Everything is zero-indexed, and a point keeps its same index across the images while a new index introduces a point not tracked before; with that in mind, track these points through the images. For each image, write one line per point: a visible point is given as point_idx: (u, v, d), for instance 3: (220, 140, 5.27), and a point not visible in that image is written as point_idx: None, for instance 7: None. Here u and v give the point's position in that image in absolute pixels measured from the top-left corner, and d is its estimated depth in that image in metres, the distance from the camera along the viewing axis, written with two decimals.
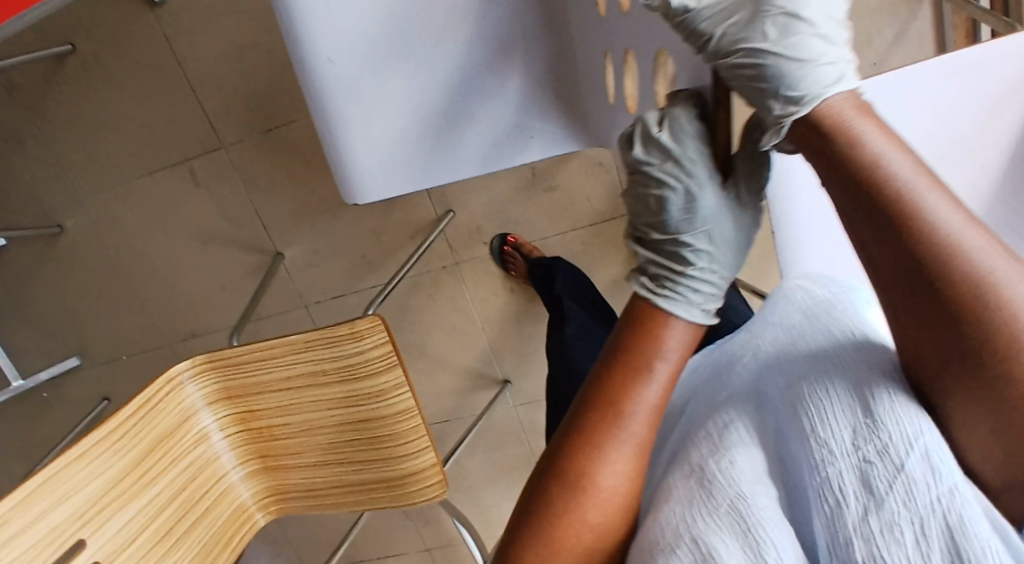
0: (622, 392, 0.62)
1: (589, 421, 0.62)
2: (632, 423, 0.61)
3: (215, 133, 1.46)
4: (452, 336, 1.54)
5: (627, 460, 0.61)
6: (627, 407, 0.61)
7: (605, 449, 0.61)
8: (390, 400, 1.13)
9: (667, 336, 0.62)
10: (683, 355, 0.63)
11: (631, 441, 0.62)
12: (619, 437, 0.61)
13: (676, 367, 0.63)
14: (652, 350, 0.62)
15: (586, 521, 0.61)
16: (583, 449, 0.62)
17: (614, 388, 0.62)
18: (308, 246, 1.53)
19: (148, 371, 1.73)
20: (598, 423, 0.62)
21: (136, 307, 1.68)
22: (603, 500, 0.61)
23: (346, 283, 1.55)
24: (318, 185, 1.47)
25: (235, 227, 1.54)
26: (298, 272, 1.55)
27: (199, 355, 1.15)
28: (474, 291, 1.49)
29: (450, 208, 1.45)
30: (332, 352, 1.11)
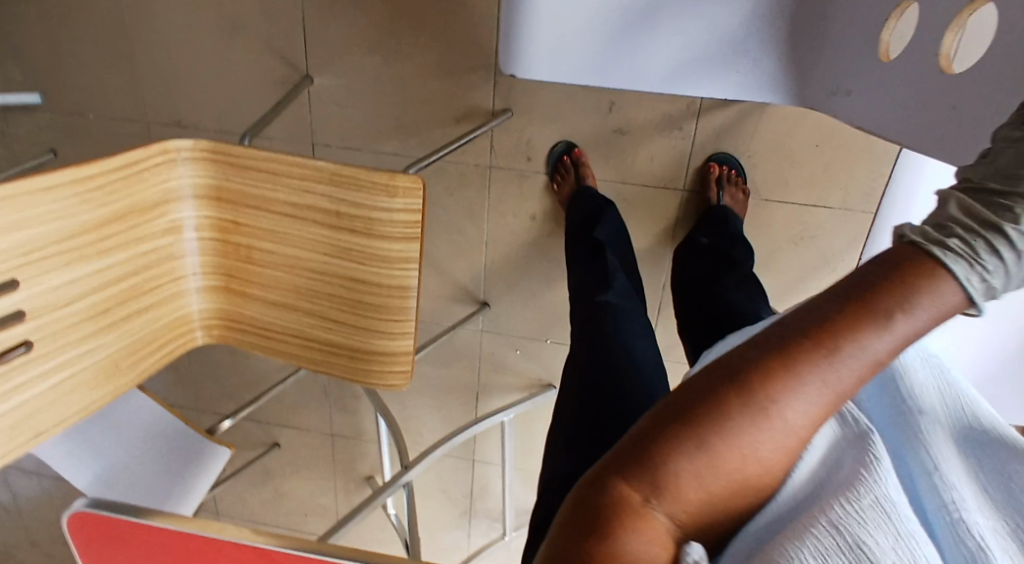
0: (836, 340, 0.53)
1: (792, 351, 0.54)
2: (836, 372, 0.53)
3: None
4: (454, 237, 1.43)
5: (811, 411, 0.54)
6: (832, 358, 0.53)
7: (796, 391, 0.53)
8: (393, 272, 1.03)
9: (940, 289, 0.52)
10: (939, 318, 0.53)
11: (835, 384, 0.54)
12: (814, 385, 0.53)
13: (924, 327, 0.53)
14: (911, 297, 0.52)
15: (745, 453, 0.54)
16: (774, 376, 0.54)
17: (839, 323, 0.54)
18: (342, 83, 1.37)
19: (111, 142, 1.54)
20: (795, 365, 0.54)
21: (125, 70, 1.47)
22: (766, 441, 0.54)
23: (367, 138, 1.40)
24: (383, 22, 1.30)
25: (271, 27, 1.35)
26: (322, 104, 1.39)
27: (205, 140, 1.01)
28: (496, 201, 1.38)
29: (510, 108, 1.31)
30: (356, 196, 0.99)
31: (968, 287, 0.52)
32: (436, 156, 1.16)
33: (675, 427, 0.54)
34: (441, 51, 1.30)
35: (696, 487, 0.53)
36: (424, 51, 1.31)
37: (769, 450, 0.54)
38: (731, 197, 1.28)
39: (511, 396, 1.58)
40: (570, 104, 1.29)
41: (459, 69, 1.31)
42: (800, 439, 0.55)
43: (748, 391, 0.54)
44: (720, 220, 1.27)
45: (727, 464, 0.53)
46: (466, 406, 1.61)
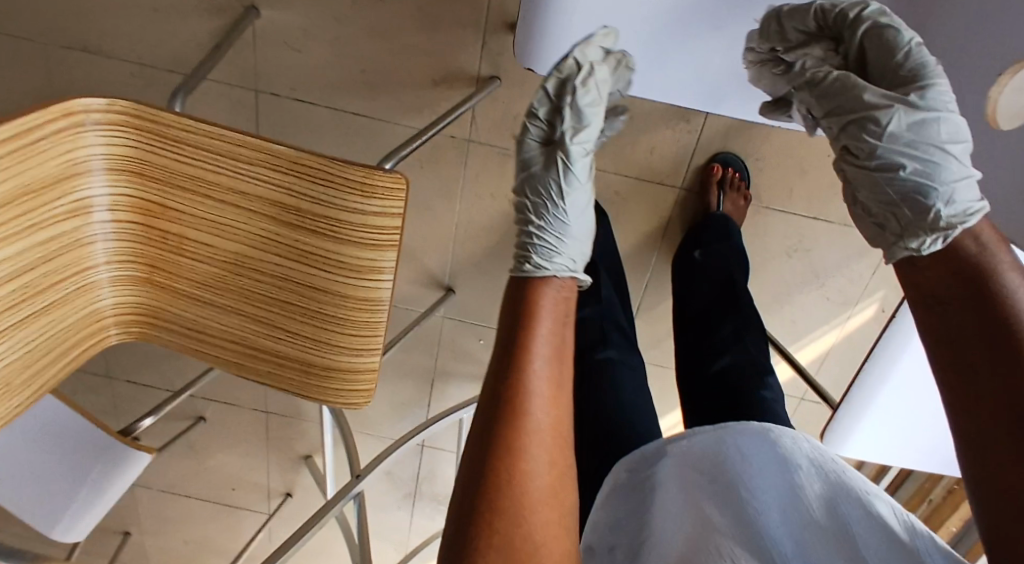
0: (531, 324, 0.69)
1: (506, 412, 0.64)
2: (545, 335, 0.68)
3: None
4: (421, 216, 1.28)
5: (548, 375, 0.67)
6: (534, 329, 0.69)
7: (527, 366, 0.66)
8: (361, 282, 0.86)
9: (542, 299, 0.72)
10: (551, 315, 0.71)
11: (538, 424, 0.64)
12: (537, 357, 0.67)
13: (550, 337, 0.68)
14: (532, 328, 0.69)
15: (512, 528, 0.59)
16: (505, 456, 0.62)
17: (513, 366, 0.66)
18: (298, 24, 1.13)
19: None
20: (522, 347, 0.67)
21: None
22: (533, 419, 0.64)
23: (324, 92, 1.18)
24: None
25: None
26: (270, 46, 1.15)
27: (124, 99, 0.79)
28: (473, 180, 1.23)
29: (498, 75, 1.13)
30: (321, 191, 0.80)
31: (555, 270, 0.75)
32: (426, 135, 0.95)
33: (482, 468, 0.62)
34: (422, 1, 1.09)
35: (514, 503, 0.60)
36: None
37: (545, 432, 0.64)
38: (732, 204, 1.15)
39: (469, 386, 1.45)
40: None
41: (443, 25, 1.10)
42: (560, 405, 0.66)
43: (506, 392, 0.65)
44: (722, 228, 1.14)
45: (522, 472, 0.61)
46: (419, 394, 1.48)
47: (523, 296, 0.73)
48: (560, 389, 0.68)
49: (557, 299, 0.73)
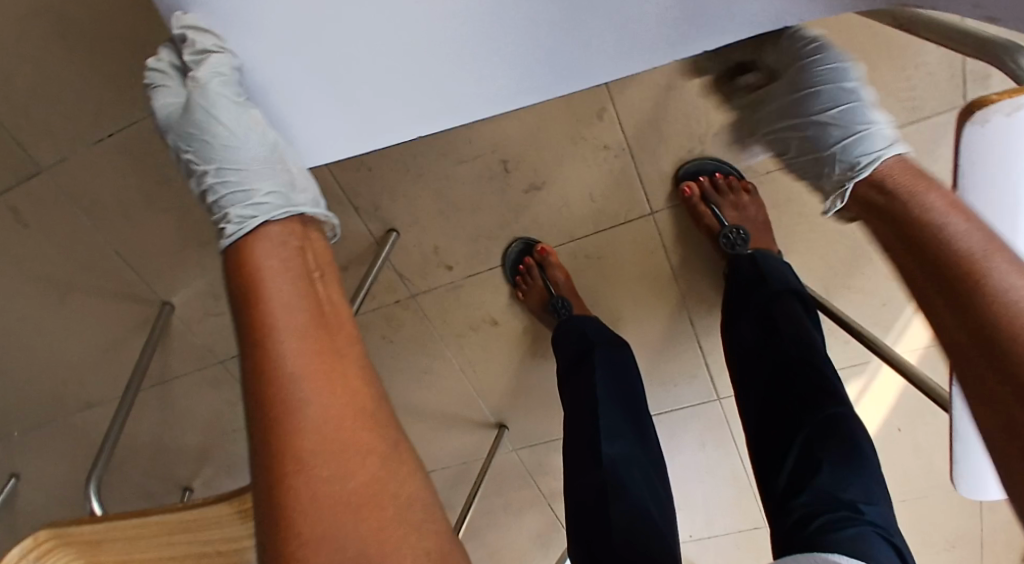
0: (251, 295, 0.59)
1: (257, 337, 0.58)
2: (302, 350, 0.58)
3: (26, 153, 0.98)
4: (425, 382, 1.16)
5: (324, 393, 0.58)
6: (271, 345, 0.58)
7: (316, 469, 0.56)
8: None
9: (263, 248, 0.61)
10: (297, 279, 0.60)
11: (303, 398, 0.57)
12: (270, 301, 0.59)
13: (292, 279, 0.60)
14: (262, 273, 0.59)
15: (327, 512, 0.55)
16: (265, 364, 0.57)
17: (239, 280, 0.59)
18: (207, 290, 1.11)
19: (44, 452, 1.34)
20: (279, 406, 0.57)
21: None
22: (338, 454, 0.57)
23: None
24: (198, 210, 1.02)
25: (94, 275, 1.09)
26: (198, 320, 1.13)
27: (40, 529, 0.78)
28: (444, 327, 1.09)
29: (393, 226, 0.99)
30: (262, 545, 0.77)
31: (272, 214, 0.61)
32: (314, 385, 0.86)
33: (259, 534, 0.56)
34: None
35: (319, 524, 0.55)
36: None
37: (358, 517, 0.56)
38: (734, 207, 0.92)
39: None
40: (450, 187, 0.96)
41: None
42: (382, 463, 0.58)
43: (247, 336, 0.59)
44: (748, 263, 0.89)
45: (308, 483, 0.55)
46: (546, 520, 1.34)
47: (236, 265, 0.60)
48: (341, 442, 0.57)
49: (286, 246, 0.61)
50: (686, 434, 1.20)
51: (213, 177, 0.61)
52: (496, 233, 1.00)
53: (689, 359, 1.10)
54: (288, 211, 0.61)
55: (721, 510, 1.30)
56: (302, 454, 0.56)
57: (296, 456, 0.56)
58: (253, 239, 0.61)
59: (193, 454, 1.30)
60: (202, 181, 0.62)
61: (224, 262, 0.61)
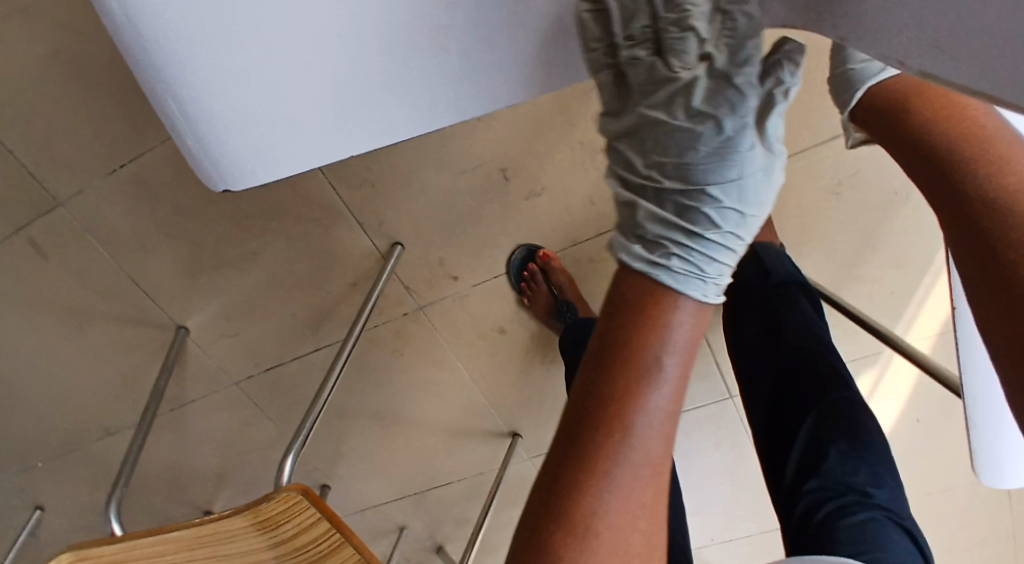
0: (640, 345, 0.53)
1: (614, 394, 0.52)
2: (669, 403, 0.53)
3: (42, 186, 1.01)
4: (437, 395, 1.17)
5: (656, 458, 0.53)
6: (644, 396, 0.52)
7: (600, 520, 0.52)
8: None
9: (674, 316, 0.54)
10: (693, 349, 0.54)
11: (646, 455, 0.53)
12: (667, 355, 0.53)
13: (684, 345, 0.54)
14: (658, 333, 0.53)
15: None
16: (608, 424, 0.52)
17: (630, 328, 0.53)
18: (220, 313, 1.12)
19: (67, 481, 1.36)
20: (599, 474, 0.52)
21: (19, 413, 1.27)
22: (629, 525, 0.53)
23: (281, 350, 1.15)
24: (208, 234, 1.05)
25: (111, 302, 1.12)
26: (213, 343, 1.15)
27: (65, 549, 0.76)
28: (453, 338, 1.10)
29: (398, 240, 1.01)
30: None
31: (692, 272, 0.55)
32: (321, 400, 0.87)
33: None
34: (286, 228, 1.03)
35: None
36: (269, 235, 1.04)
37: None
38: None
39: None
40: (452, 199, 0.97)
41: (317, 234, 1.02)
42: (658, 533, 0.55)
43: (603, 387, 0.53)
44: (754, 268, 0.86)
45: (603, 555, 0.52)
46: None
47: (621, 311, 0.54)
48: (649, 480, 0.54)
49: (687, 330, 0.54)
50: (701, 436, 1.20)
51: (717, 199, 0.56)
52: (500, 242, 1.01)
53: (698, 360, 1.10)
54: (717, 296, 0.56)
55: (740, 513, 1.29)
56: (628, 513, 0.53)
57: (589, 530, 0.52)
58: (668, 299, 0.54)
59: (212, 477, 1.31)
60: (648, 208, 0.57)
61: (613, 298, 0.56)
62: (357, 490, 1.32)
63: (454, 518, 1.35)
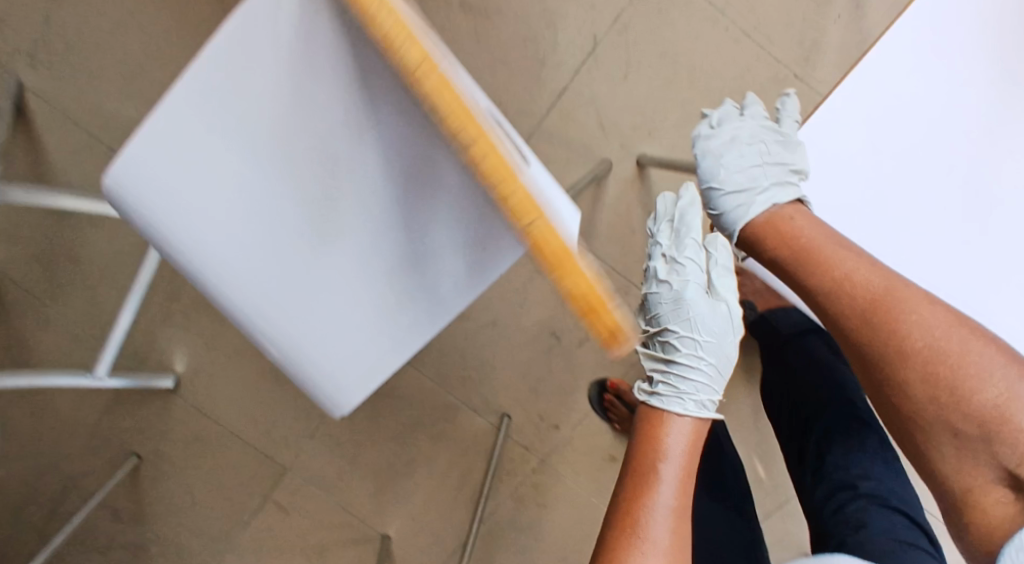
0: (658, 454, 0.76)
1: (637, 464, 0.76)
2: (676, 487, 0.74)
3: (273, 460, 1.46)
4: (587, 531, 1.37)
5: (671, 522, 0.73)
6: (655, 485, 0.74)
7: None
8: None
9: (670, 426, 0.79)
10: (692, 451, 0.77)
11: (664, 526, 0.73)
12: (663, 481, 0.74)
13: (686, 457, 0.76)
14: (659, 436, 0.78)
15: None
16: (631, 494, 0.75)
17: (644, 455, 0.76)
18: (407, 516, 1.45)
19: None
20: (631, 521, 0.73)
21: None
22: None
23: (457, 531, 1.44)
24: (381, 454, 1.42)
25: (333, 535, 1.48)
26: (409, 544, 1.46)
27: None
28: (577, 475, 1.34)
29: (505, 411, 1.33)
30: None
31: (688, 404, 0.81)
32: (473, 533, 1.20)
33: None
34: (429, 431, 1.38)
35: None
36: (420, 440, 1.39)
37: None
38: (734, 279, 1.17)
39: None
40: (528, 368, 1.29)
41: (451, 427, 1.37)
42: None
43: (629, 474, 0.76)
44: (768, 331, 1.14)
45: None
46: None
47: (645, 432, 0.80)
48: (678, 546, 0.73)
49: (684, 440, 0.78)
50: None
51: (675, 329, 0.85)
52: (578, 384, 1.29)
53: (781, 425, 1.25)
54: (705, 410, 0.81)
55: None
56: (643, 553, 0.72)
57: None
58: (660, 415, 0.81)
59: None
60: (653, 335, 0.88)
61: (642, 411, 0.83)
62: None
63: None
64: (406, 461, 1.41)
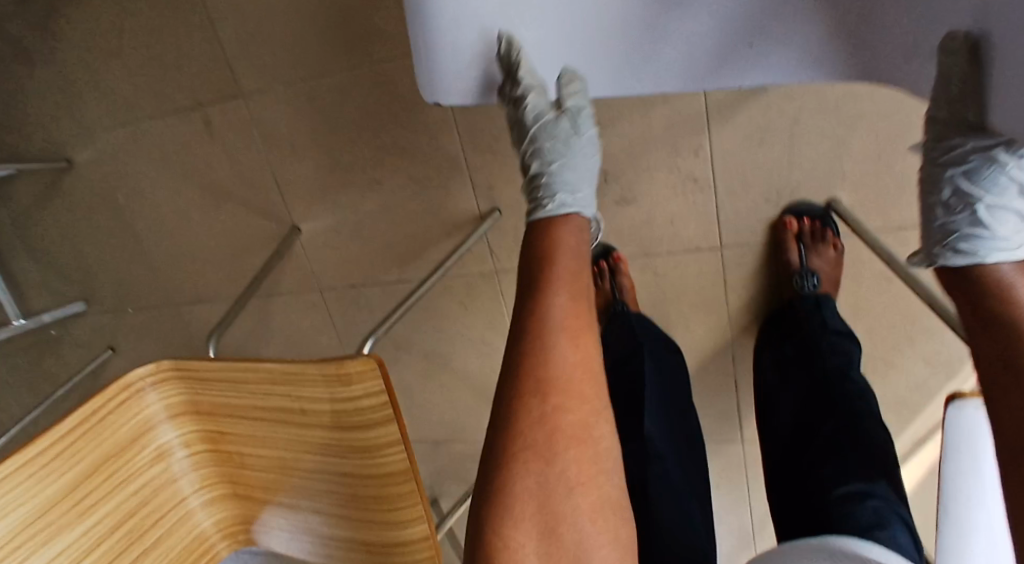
0: (550, 261, 0.83)
1: (520, 317, 0.80)
2: (565, 306, 0.81)
3: (231, 77, 1.23)
4: (485, 349, 1.33)
5: (570, 345, 0.79)
6: (550, 298, 0.81)
7: (550, 352, 0.78)
8: (379, 460, 0.95)
9: (564, 229, 0.86)
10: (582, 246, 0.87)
11: (563, 344, 0.79)
12: (558, 291, 0.81)
13: (570, 258, 0.84)
14: (551, 260, 0.83)
15: (557, 362, 0.78)
16: (528, 337, 0.79)
17: (531, 294, 0.81)
18: (331, 226, 1.31)
19: (147, 334, 1.55)
20: (536, 347, 0.78)
21: (136, 260, 1.48)
22: (553, 392, 0.77)
23: (369, 271, 1.33)
24: (348, 154, 1.24)
25: (247, 189, 1.32)
26: (316, 249, 1.34)
27: (164, 360, 1.00)
28: (515, 304, 1.27)
29: (497, 206, 1.20)
30: (335, 437, 0.96)
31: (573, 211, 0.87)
32: (414, 297, 1.06)
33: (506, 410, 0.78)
34: (411, 168, 1.21)
35: (537, 342, 0.78)
36: (395, 168, 1.22)
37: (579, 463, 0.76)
38: (818, 256, 1.04)
39: None
40: None
41: (434, 181, 1.21)
42: (596, 418, 0.78)
43: (524, 307, 0.81)
44: (814, 310, 1.02)
45: (541, 381, 0.78)
46: None
47: (545, 239, 0.86)
48: (577, 329, 0.81)
49: (584, 235, 0.87)
50: None
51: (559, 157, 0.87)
52: None
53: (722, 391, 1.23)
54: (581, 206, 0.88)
55: None
56: (549, 381, 0.77)
57: (531, 383, 0.77)
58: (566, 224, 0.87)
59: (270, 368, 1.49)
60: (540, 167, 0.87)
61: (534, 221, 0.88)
62: None
63: (457, 474, 1.50)
64: (368, 177, 1.25)
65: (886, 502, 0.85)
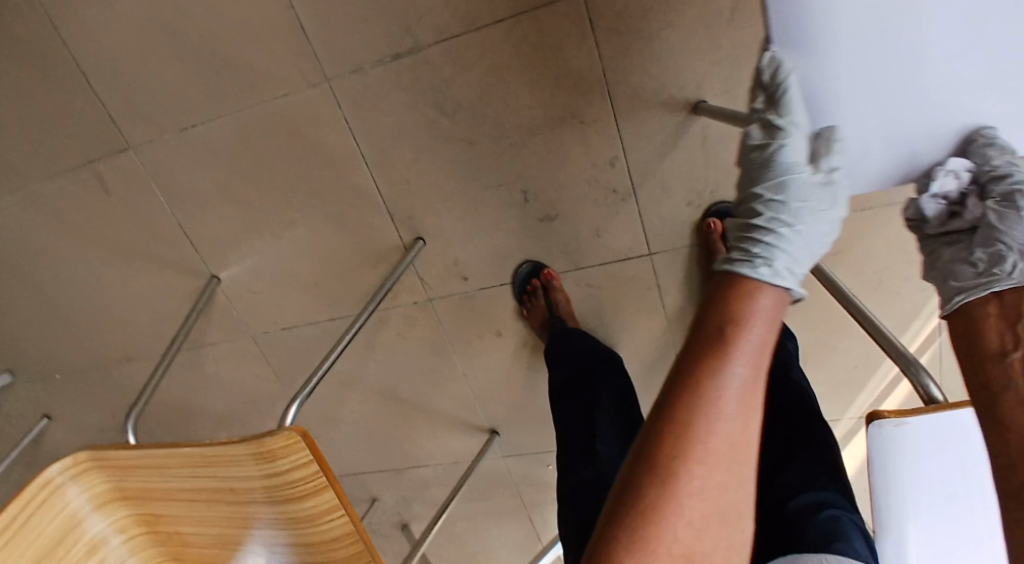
0: (732, 319, 0.62)
1: (686, 382, 0.61)
2: (745, 380, 0.61)
3: (119, 130, 1.15)
4: (430, 378, 1.29)
5: (730, 427, 0.61)
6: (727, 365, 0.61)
7: (698, 431, 0.60)
8: (323, 527, 0.92)
9: (758, 293, 0.65)
10: (777, 313, 0.64)
11: (739, 425, 0.61)
12: (735, 363, 0.61)
13: (772, 318, 0.64)
14: (741, 305, 0.64)
15: (713, 445, 0.60)
16: (672, 421, 0.61)
17: (700, 359, 0.62)
18: (252, 271, 1.25)
19: (83, 398, 1.48)
20: (681, 426, 0.60)
21: (55, 326, 1.40)
22: (688, 497, 0.59)
23: (298, 314, 1.27)
24: (256, 198, 1.17)
25: (157, 243, 1.25)
26: (240, 297, 1.28)
27: (78, 452, 0.94)
28: (453, 331, 1.22)
29: (420, 235, 1.14)
30: (276, 509, 0.92)
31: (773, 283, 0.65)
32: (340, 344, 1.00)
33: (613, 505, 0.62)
34: (324, 205, 1.15)
35: (687, 432, 0.60)
36: (307, 206, 1.16)
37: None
38: None
39: None
40: (479, 209, 1.10)
41: (349, 215, 1.15)
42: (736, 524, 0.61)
43: (680, 382, 0.62)
44: None
45: (662, 478, 0.60)
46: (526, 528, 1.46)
47: (727, 288, 0.65)
48: (741, 412, 0.61)
49: (774, 316, 0.64)
50: None
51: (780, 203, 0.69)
52: (514, 252, 1.12)
53: None
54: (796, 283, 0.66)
55: None
56: (699, 466, 0.60)
57: (663, 485, 0.59)
58: (750, 292, 0.65)
59: (215, 419, 1.44)
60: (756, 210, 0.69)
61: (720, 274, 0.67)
62: (342, 453, 1.45)
63: (426, 498, 1.46)
64: (281, 219, 1.18)
65: (843, 511, 0.78)
